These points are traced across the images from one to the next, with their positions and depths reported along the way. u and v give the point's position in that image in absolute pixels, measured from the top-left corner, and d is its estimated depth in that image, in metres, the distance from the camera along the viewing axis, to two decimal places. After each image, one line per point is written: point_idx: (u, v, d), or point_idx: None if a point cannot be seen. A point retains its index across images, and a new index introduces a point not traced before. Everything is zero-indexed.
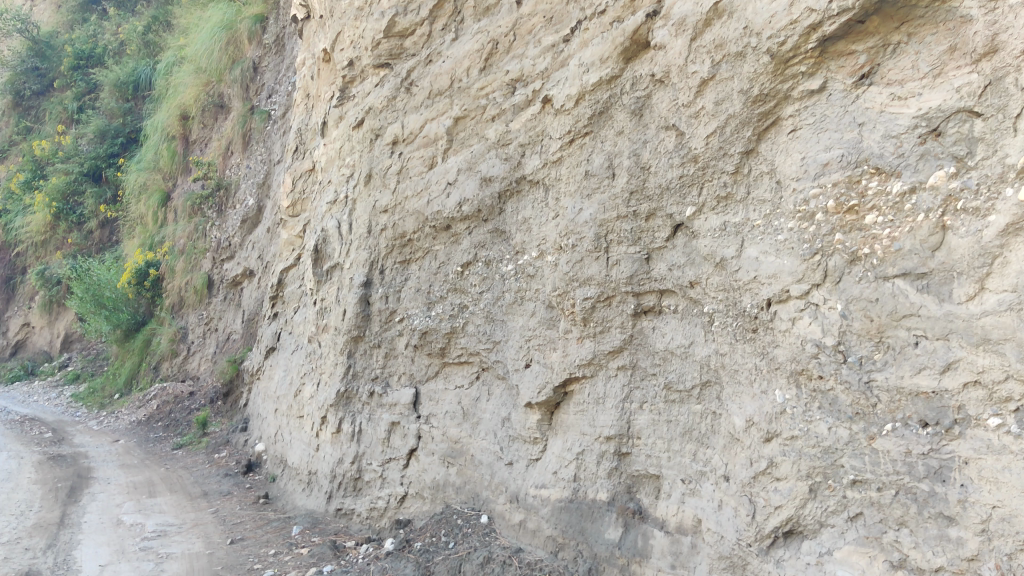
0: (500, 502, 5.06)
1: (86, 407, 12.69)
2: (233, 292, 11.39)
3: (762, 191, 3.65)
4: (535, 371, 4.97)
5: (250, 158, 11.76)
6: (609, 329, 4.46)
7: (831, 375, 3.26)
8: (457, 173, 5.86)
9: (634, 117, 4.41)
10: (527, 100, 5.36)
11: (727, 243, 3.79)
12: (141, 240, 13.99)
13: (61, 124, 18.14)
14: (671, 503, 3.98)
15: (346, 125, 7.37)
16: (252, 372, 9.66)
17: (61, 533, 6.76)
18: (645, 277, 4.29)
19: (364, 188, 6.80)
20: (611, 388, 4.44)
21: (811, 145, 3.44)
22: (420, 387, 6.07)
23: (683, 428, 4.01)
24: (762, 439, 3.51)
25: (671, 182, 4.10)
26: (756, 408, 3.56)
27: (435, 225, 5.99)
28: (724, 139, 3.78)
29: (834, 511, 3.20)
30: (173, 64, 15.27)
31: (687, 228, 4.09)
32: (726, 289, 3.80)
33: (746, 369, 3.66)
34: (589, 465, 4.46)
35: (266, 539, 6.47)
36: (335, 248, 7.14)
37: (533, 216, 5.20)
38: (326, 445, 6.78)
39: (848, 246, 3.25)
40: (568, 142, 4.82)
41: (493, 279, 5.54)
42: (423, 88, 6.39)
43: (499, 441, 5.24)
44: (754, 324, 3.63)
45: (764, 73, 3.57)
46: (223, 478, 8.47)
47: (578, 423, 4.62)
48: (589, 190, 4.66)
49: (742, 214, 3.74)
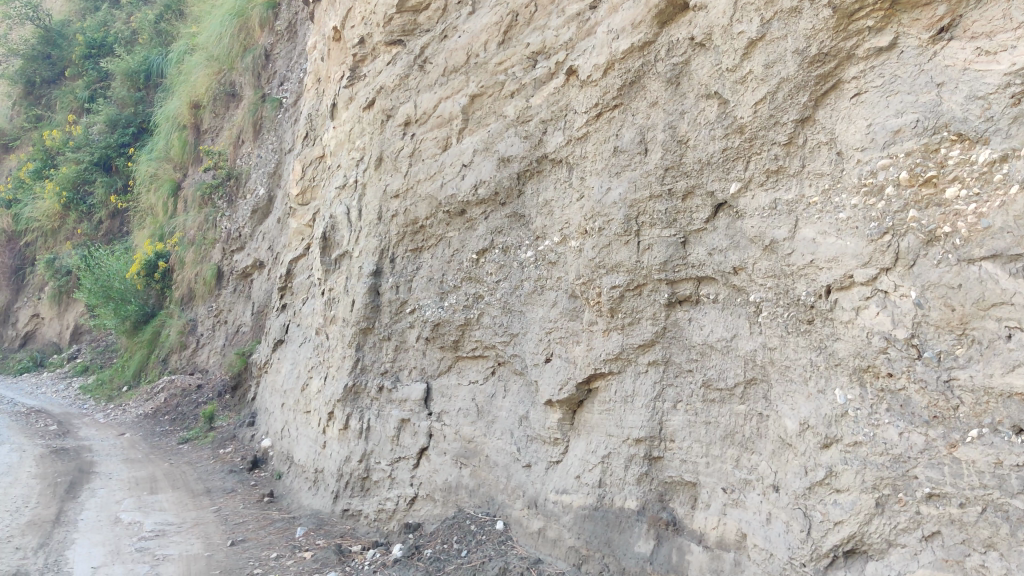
0: (517, 507, 4.65)
1: (94, 399, 12.35)
2: (242, 283, 11.01)
3: (819, 164, 3.22)
4: (557, 366, 4.57)
5: (260, 146, 11.39)
6: (639, 321, 4.05)
7: (903, 373, 2.84)
8: (472, 154, 5.46)
9: (669, 86, 3.99)
10: (549, 74, 4.96)
11: (778, 223, 3.36)
12: (151, 231, 13.64)
13: (71, 113, 17.78)
14: (710, 515, 3.56)
15: (357, 106, 6.96)
16: (260, 365, 9.30)
17: (56, 532, 6.38)
18: (681, 263, 3.87)
19: (374, 172, 6.40)
20: (641, 385, 4.03)
21: (878, 110, 3.01)
22: (432, 382, 5.67)
23: (723, 431, 3.60)
24: (819, 445, 3.09)
25: (712, 156, 3.68)
26: (811, 410, 3.14)
27: (449, 210, 5.59)
28: (776, 106, 3.36)
29: (905, 528, 2.77)
30: (185, 52, 14.90)
31: (731, 208, 3.67)
32: (776, 276, 3.37)
33: (800, 365, 3.24)
34: (615, 469, 4.05)
35: (268, 540, 6.08)
36: (344, 236, 6.75)
37: (555, 198, 4.79)
38: (332, 443, 6.39)
39: (925, 225, 2.82)
40: (595, 116, 4.43)
41: (511, 267, 5.13)
42: (437, 66, 5.98)
43: (516, 441, 4.84)
44: (810, 314, 3.20)
45: (824, 29, 3.15)
46: (228, 475, 8.09)
47: (603, 423, 4.21)
48: (617, 168, 4.24)
49: (796, 190, 3.32)
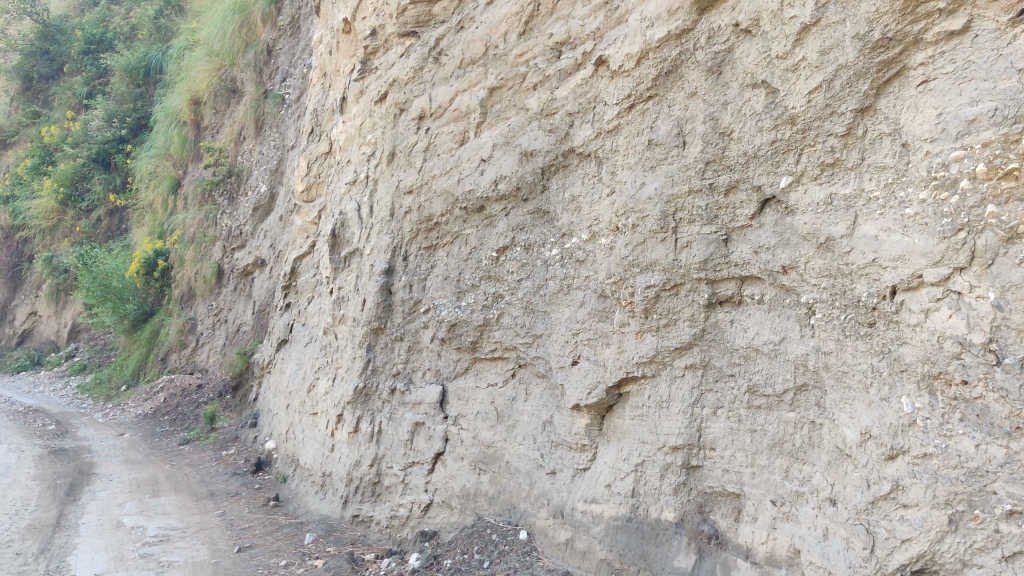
0: (541, 517, 4.45)
1: (92, 399, 12.12)
2: (243, 282, 10.79)
3: (881, 156, 3.03)
4: (585, 369, 4.36)
5: (263, 143, 11.16)
6: (676, 323, 3.84)
7: (980, 381, 2.64)
8: (492, 149, 5.25)
9: (710, 76, 3.78)
10: (576, 65, 4.76)
11: (835, 220, 3.17)
12: (150, 228, 13.41)
13: (70, 110, 17.55)
14: (757, 528, 3.36)
15: (368, 99, 6.74)
16: (263, 365, 9.07)
17: (57, 537, 6.17)
18: (723, 261, 3.66)
19: (387, 167, 6.19)
20: (677, 391, 3.82)
21: (949, 98, 2.82)
22: (448, 385, 5.46)
23: (771, 440, 3.40)
24: (883, 457, 2.90)
25: (760, 148, 3.47)
26: (874, 420, 2.95)
27: (466, 206, 5.39)
28: (832, 95, 3.16)
29: (981, 548, 2.56)
30: (186, 48, 14.65)
31: (779, 203, 3.45)
32: (832, 275, 3.18)
33: (860, 372, 3.04)
34: (650, 478, 3.85)
35: (276, 547, 5.86)
36: (354, 233, 6.52)
37: (582, 194, 4.58)
38: (341, 446, 6.18)
39: (1005, 221, 2.62)
40: (628, 107, 4.22)
41: (534, 266, 4.91)
42: (453, 58, 5.76)
43: (540, 447, 4.63)
44: (871, 317, 3.01)
45: (889, 12, 2.97)
46: (232, 478, 7.87)
47: (636, 429, 4.01)
48: (653, 162, 4.03)
49: (854, 183, 3.13)
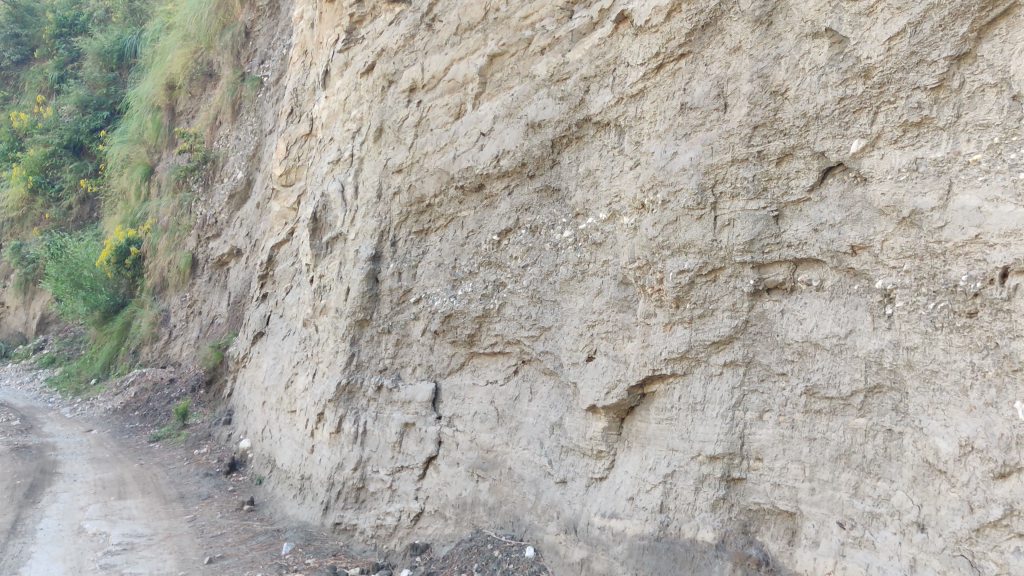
0: (550, 531, 3.91)
1: (60, 393, 11.47)
2: (218, 272, 10.16)
3: (984, 112, 2.56)
4: (601, 366, 3.83)
5: (238, 128, 10.53)
6: (714, 312, 3.31)
7: None
8: (493, 121, 4.70)
9: (758, 27, 3.26)
10: (591, 24, 4.22)
11: (922, 189, 2.68)
12: (123, 216, 12.72)
13: (40, 94, 16.74)
14: (821, 555, 2.85)
15: (353, 71, 6.14)
16: (237, 359, 8.47)
17: (11, 545, 5.57)
18: (773, 242, 3.14)
19: (374, 145, 5.63)
20: (714, 391, 3.29)
21: None
22: (441, 382, 4.90)
23: (834, 450, 2.88)
24: (991, 474, 2.42)
25: (823, 108, 2.96)
26: (977, 430, 2.48)
27: (463, 185, 4.84)
28: (920, 41, 2.68)
29: None
30: (161, 30, 13.93)
31: (845, 171, 2.95)
32: (917, 256, 2.69)
33: (956, 371, 2.56)
34: (682, 492, 3.32)
35: (251, 557, 5.27)
36: (337, 217, 5.94)
37: (600, 168, 4.04)
38: (322, 448, 5.61)
39: None
40: (655, 68, 3.68)
41: (542, 250, 4.35)
42: (449, 23, 5.20)
43: (548, 453, 4.10)
44: (972, 305, 2.53)
45: None
46: (203, 479, 7.29)
47: (662, 434, 3.48)
48: (687, 129, 3.50)
49: (947, 146, 2.64)
